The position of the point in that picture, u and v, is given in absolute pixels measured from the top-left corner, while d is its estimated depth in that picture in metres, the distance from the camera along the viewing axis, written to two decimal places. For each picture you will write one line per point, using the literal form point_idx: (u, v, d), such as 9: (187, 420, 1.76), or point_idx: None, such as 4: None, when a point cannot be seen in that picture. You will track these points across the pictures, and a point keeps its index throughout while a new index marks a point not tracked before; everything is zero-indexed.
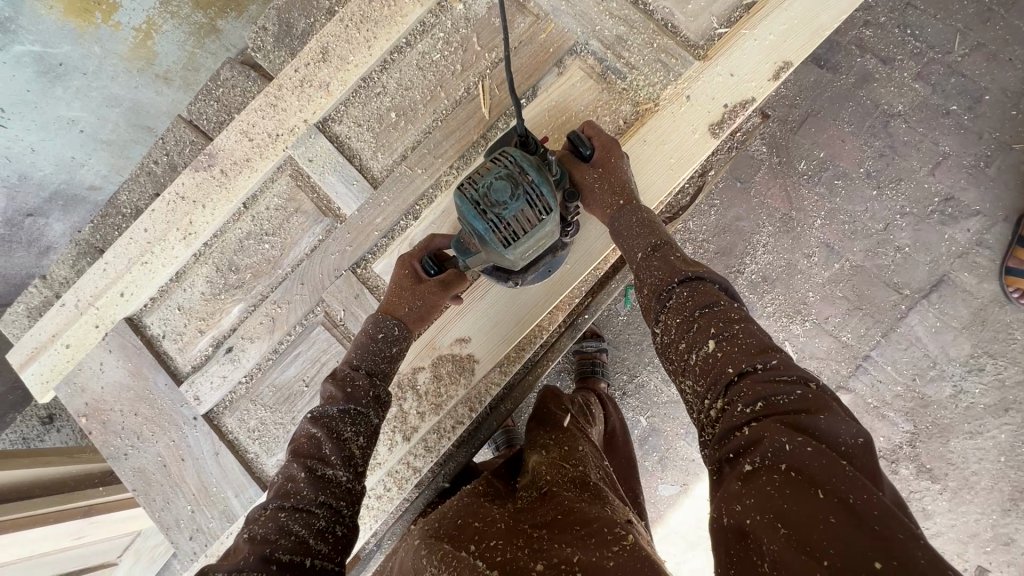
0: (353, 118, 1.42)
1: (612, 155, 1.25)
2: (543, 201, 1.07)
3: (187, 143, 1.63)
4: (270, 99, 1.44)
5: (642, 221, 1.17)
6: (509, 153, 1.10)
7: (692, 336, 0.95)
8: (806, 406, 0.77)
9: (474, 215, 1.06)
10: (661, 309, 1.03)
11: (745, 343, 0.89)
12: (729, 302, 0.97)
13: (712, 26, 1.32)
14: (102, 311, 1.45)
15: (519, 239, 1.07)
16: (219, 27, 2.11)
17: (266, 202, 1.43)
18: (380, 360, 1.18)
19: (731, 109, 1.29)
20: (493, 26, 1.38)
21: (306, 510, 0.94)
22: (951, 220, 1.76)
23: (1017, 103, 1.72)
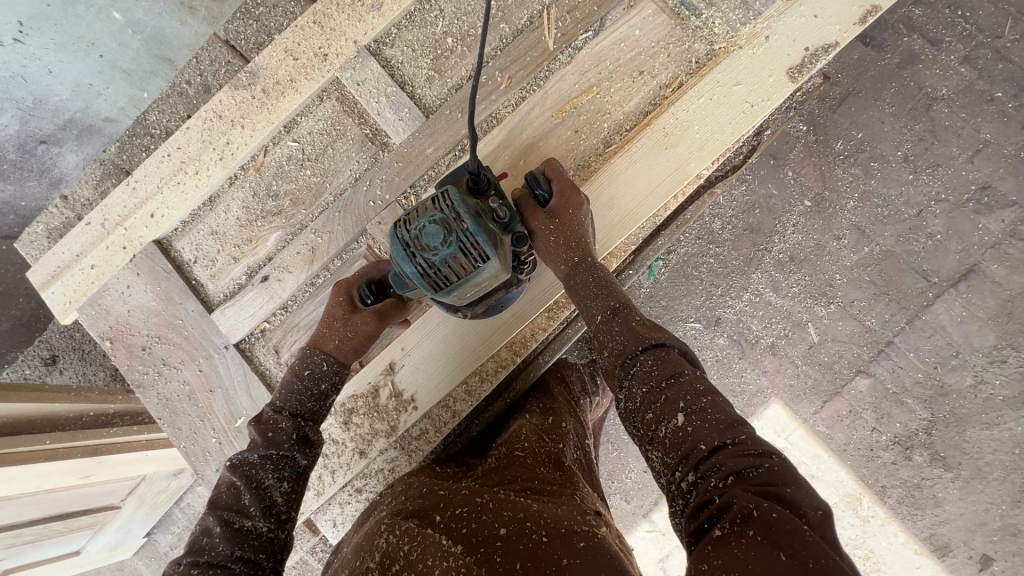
0: (406, 42, 1.34)
1: (568, 202, 1.18)
2: (478, 249, 0.97)
3: (223, 64, 1.54)
4: (317, 16, 1.34)
5: (599, 280, 1.11)
6: (449, 194, 1.00)
7: (658, 407, 0.88)
8: (780, 483, 0.73)
9: (405, 257, 0.98)
10: (623, 375, 0.96)
11: (714, 418, 0.83)
12: (692, 369, 0.92)
13: None
14: (130, 232, 1.37)
15: (451, 286, 1.00)
16: None
17: (309, 125, 1.36)
18: (306, 399, 1.09)
19: (813, 53, 1.22)
20: None
21: (223, 565, 0.80)
22: (987, 209, 1.69)
23: None
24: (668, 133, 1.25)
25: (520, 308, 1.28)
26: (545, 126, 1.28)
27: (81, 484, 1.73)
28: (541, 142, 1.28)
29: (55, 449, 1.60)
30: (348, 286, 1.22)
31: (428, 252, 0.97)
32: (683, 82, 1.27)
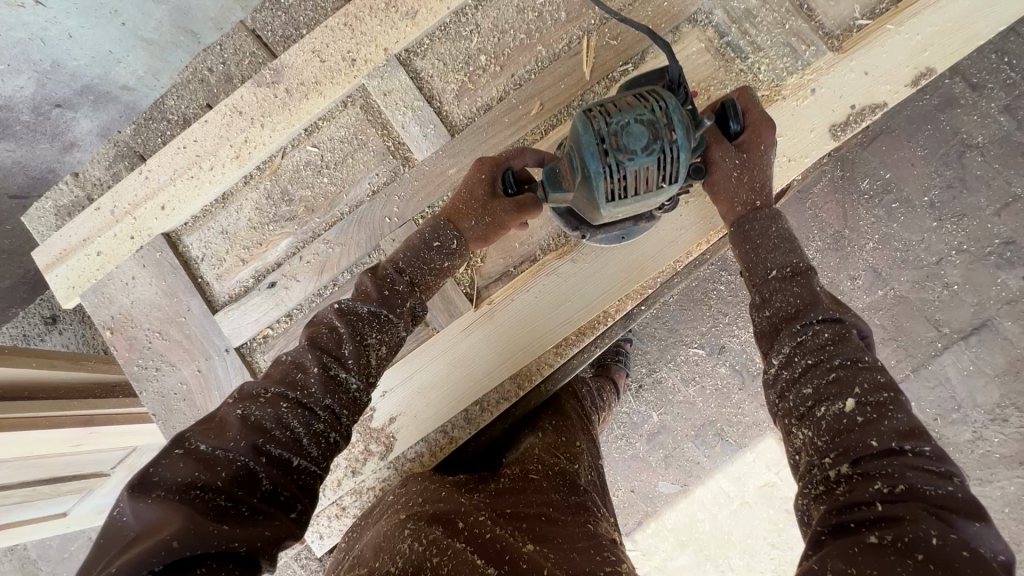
0: (438, 54, 1.29)
1: (761, 135, 1.08)
2: (673, 168, 0.94)
3: (247, 55, 1.50)
4: (349, 18, 1.30)
5: (777, 236, 1.02)
6: (660, 94, 0.95)
7: (828, 383, 0.82)
8: (960, 511, 0.66)
9: (595, 152, 0.92)
10: (789, 335, 0.89)
11: (894, 418, 0.76)
12: (870, 361, 0.84)
13: (853, 15, 1.19)
14: (139, 222, 1.35)
15: (623, 199, 0.95)
16: None
17: (330, 131, 1.32)
18: (427, 270, 1.10)
19: (859, 111, 1.17)
20: None
21: (310, 409, 0.84)
22: (1008, 264, 1.64)
23: None
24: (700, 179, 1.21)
25: (532, 342, 1.26)
26: None
27: (73, 450, 1.74)
28: None
29: (50, 418, 1.60)
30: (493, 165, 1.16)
31: (623, 152, 0.92)
32: None
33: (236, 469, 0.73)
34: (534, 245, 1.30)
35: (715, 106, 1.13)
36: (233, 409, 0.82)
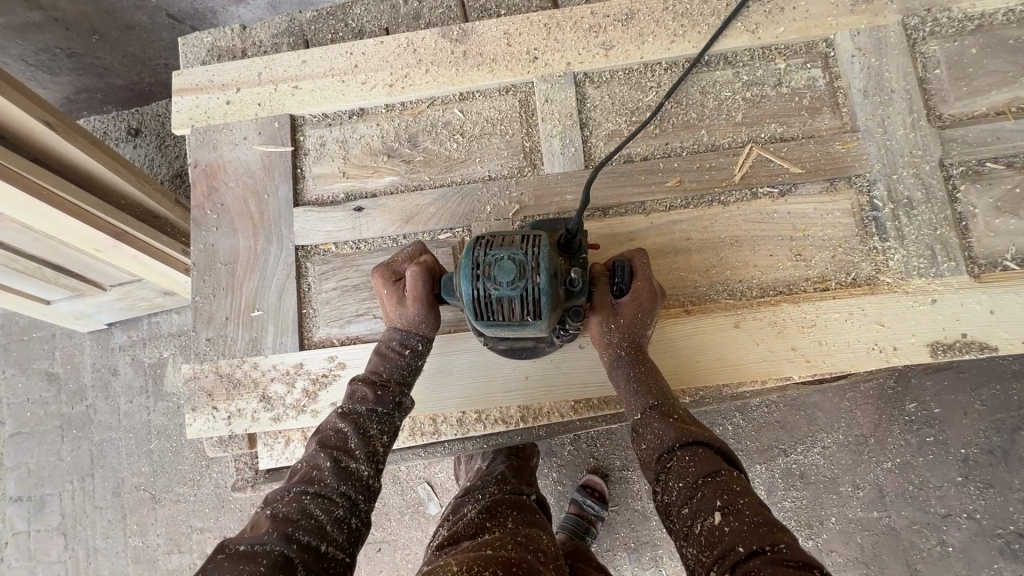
0: (610, 92, 1.33)
1: (641, 300, 1.14)
2: (535, 307, 1.01)
3: (443, 7, 1.54)
4: (550, 21, 1.35)
5: (643, 377, 1.14)
6: (539, 241, 1.03)
7: (695, 503, 0.93)
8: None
9: (469, 275, 1.02)
10: (660, 474, 1.01)
11: (752, 520, 0.87)
12: (729, 470, 0.97)
13: (1005, 253, 1.18)
14: (275, 95, 1.40)
15: (494, 320, 1.04)
16: None
17: (480, 107, 1.36)
18: (408, 372, 1.17)
19: (966, 343, 1.14)
20: (800, 106, 1.27)
21: (328, 498, 0.99)
22: (1013, 556, 1.59)
23: None
24: (791, 321, 1.18)
25: (556, 389, 1.25)
26: (683, 243, 1.24)
27: (92, 254, 1.79)
28: (669, 254, 1.24)
29: (96, 218, 1.63)
30: (389, 268, 1.22)
31: (492, 282, 1.02)
32: (831, 286, 1.20)
33: (275, 557, 0.86)
34: None
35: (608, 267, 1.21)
36: (265, 511, 0.97)
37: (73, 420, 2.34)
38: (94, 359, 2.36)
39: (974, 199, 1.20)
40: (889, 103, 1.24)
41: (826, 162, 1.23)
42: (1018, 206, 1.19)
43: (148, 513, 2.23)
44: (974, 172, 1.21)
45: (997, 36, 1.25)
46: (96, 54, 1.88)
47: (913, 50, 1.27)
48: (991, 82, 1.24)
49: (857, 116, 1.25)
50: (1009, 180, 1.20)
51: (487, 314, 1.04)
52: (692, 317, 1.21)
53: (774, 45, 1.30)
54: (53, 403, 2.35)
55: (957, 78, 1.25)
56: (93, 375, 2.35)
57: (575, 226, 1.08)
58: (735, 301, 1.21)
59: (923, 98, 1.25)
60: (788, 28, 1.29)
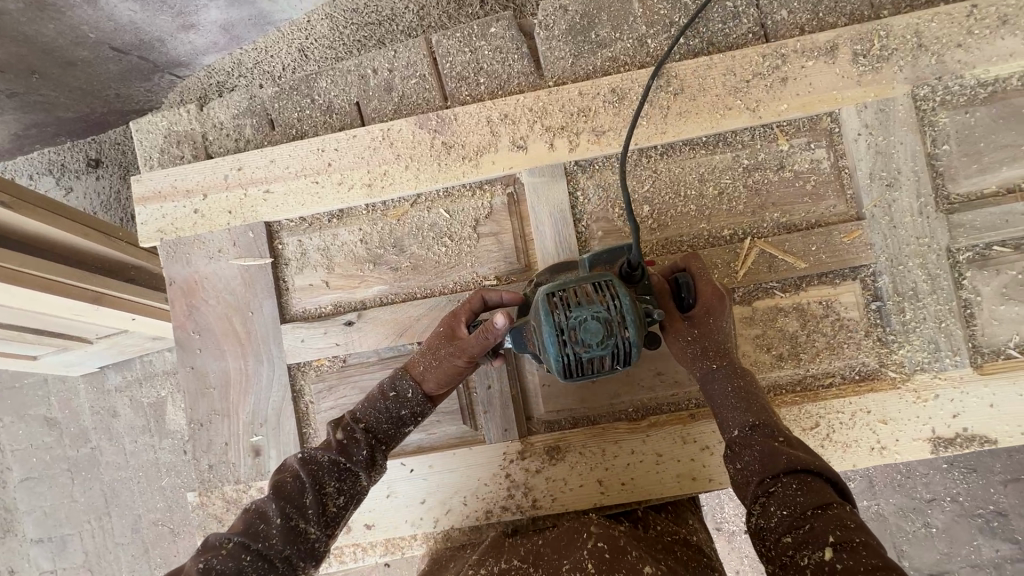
0: (603, 182, 1.26)
1: (715, 310, 1.12)
2: (625, 357, 0.99)
3: (416, 75, 1.43)
4: (538, 105, 1.26)
5: (740, 394, 1.08)
6: (615, 290, 0.98)
7: (801, 535, 0.87)
8: None
9: (553, 342, 0.96)
10: (760, 497, 0.95)
11: (868, 560, 0.78)
12: (842, 505, 0.89)
13: (1007, 341, 1.17)
14: (247, 201, 1.31)
15: (583, 376, 1.00)
16: None
17: (467, 203, 1.29)
18: (384, 420, 1.10)
19: (967, 436, 1.16)
20: (804, 188, 1.22)
21: (269, 559, 0.91)
22: (989, 533, 1.67)
23: None
24: (794, 422, 1.19)
25: (568, 495, 1.22)
26: None
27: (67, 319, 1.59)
28: (670, 358, 1.23)
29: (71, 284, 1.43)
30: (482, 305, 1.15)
31: (578, 344, 0.96)
32: (834, 383, 1.20)
33: None
34: (618, 404, 1.25)
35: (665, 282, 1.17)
36: (197, 560, 0.90)
37: (80, 462, 2.21)
38: (89, 403, 2.20)
39: (980, 284, 1.18)
40: (896, 186, 1.19)
41: (830, 256, 1.19)
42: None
43: (170, 547, 2.17)
44: (981, 257, 1.18)
45: (1012, 105, 1.18)
46: (40, 92, 1.66)
47: (923, 123, 1.20)
48: (1001, 157, 1.18)
49: (863, 202, 1.20)
50: (1016, 265, 1.17)
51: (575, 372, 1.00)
52: (699, 422, 1.21)
53: (776, 123, 1.22)
54: (56, 448, 2.22)
55: (967, 154, 1.18)
56: (90, 420, 2.20)
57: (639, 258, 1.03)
58: None
59: (932, 178, 1.19)
60: (791, 104, 1.20)
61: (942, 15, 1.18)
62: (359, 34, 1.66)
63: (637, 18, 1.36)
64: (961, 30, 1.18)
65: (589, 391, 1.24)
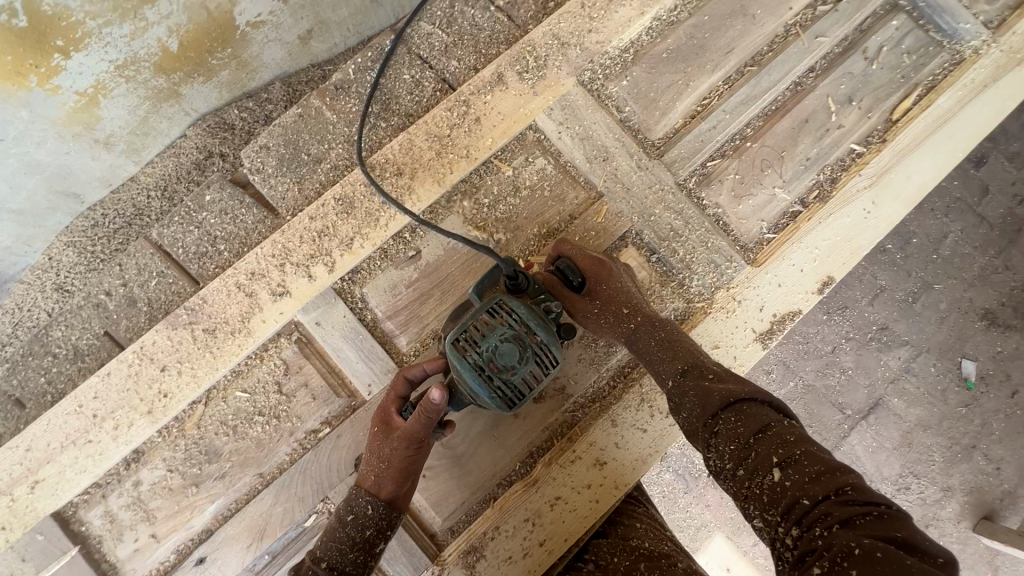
0: (377, 283, 1.26)
1: (602, 276, 1.20)
2: (549, 358, 1.06)
3: (154, 275, 1.35)
4: (278, 246, 1.23)
5: (662, 342, 1.10)
6: (508, 305, 1.05)
7: (751, 464, 0.84)
8: (896, 530, 0.69)
9: (481, 381, 1.02)
10: (708, 438, 0.91)
11: (812, 469, 0.79)
12: (779, 420, 0.87)
13: (761, 229, 1.33)
14: (17, 506, 1.13)
15: (526, 395, 1.07)
16: (182, 92, 1.56)
17: (261, 371, 1.22)
18: (348, 551, 0.99)
19: (779, 319, 1.28)
20: (544, 196, 1.32)
21: None
22: (886, 347, 1.78)
23: (937, 248, 1.77)
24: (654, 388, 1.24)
25: None
26: None
27: None
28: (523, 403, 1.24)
29: None
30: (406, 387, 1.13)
31: (503, 371, 1.03)
32: None
33: None
34: (500, 470, 1.23)
35: (554, 274, 1.25)
36: None
37: None
38: None
39: (715, 196, 1.34)
40: (610, 158, 1.32)
41: (594, 238, 1.30)
42: (748, 185, 1.34)
43: None
44: (703, 175, 1.35)
45: (653, 55, 1.37)
46: None
47: (601, 100, 1.35)
48: (671, 95, 1.36)
49: (594, 182, 1.32)
50: (731, 168, 1.35)
51: (516, 397, 1.06)
52: (577, 441, 1.22)
53: (493, 156, 1.32)
54: None
55: (646, 106, 1.35)
56: None
57: (511, 266, 1.09)
58: (602, 403, 1.25)
59: (633, 138, 1.34)
60: (493, 135, 1.30)
61: (565, 14, 1.35)
62: (115, 239, 1.61)
63: (334, 123, 1.41)
64: (583, 17, 1.34)
65: (470, 475, 1.22)
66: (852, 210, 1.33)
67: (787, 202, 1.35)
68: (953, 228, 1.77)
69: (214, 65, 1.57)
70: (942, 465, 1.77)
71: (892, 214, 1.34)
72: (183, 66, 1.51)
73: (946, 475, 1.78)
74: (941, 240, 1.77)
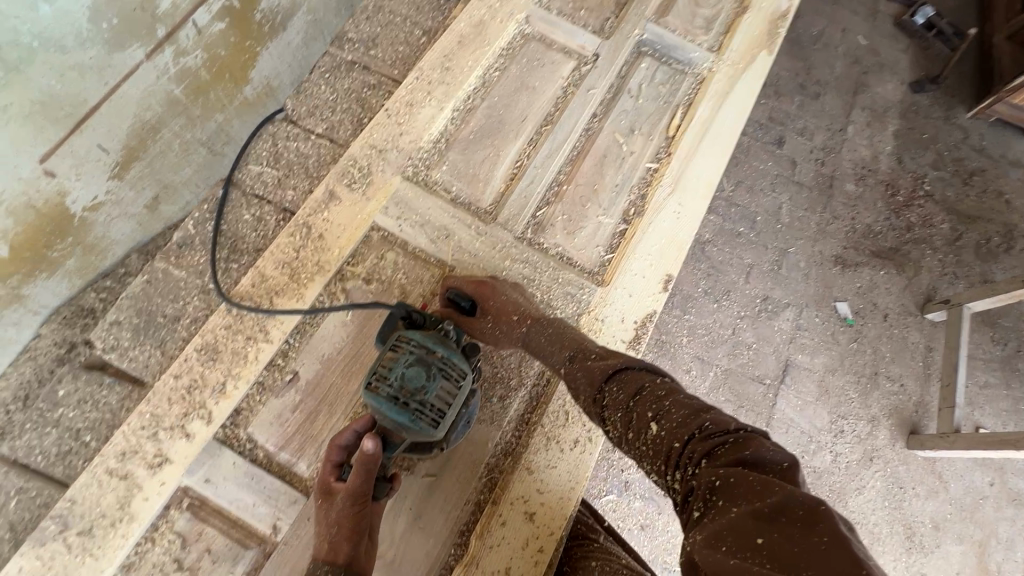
0: (259, 419, 1.24)
1: (487, 293, 1.28)
2: (457, 370, 1.12)
3: (15, 494, 1.26)
4: (147, 416, 1.19)
5: (551, 337, 1.20)
6: (405, 337, 1.12)
7: (635, 423, 0.92)
8: (746, 448, 0.77)
9: (399, 411, 1.04)
10: (601, 411, 1.00)
11: (679, 414, 0.87)
12: (652, 379, 0.97)
13: (600, 253, 1.51)
14: None
15: (448, 412, 1.09)
16: (25, 293, 1.54)
17: (155, 555, 1.14)
18: None
19: (641, 324, 1.43)
20: (402, 283, 1.40)
21: None
22: (774, 314, 2.09)
23: (778, 219, 2.20)
24: (555, 424, 1.31)
25: None
26: (438, 464, 1.26)
27: None
28: (438, 486, 1.25)
29: None
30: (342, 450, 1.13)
31: (418, 394, 1.06)
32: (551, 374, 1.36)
33: None
34: (438, 562, 1.21)
35: (446, 306, 1.30)
36: None
37: None
38: None
39: (552, 238, 1.50)
40: (451, 233, 1.45)
41: None
42: (576, 221, 1.53)
43: None
44: (537, 224, 1.51)
45: (463, 138, 1.56)
46: None
47: (429, 186, 1.49)
48: (488, 167, 1.54)
49: (444, 258, 1.43)
50: (558, 212, 1.53)
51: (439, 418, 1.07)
52: (499, 503, 1.23)
53: (344, 263, 1.39)
54: None
55: (470, 181, 1.52)
56: None
57: (402, 310, 1.21)
58: (513, 455, 1.29)
59: (467, 210, 1.49)
60: (339, 244, 1.39)
61: (377, 126, 1.51)
62: None
63: (184, 278, 1.42)
64: (391, 125, 1.51)
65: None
66: (665, 215, 1.55)
67: (614, 224, 1.54)
68: (783, 202, 2.22)
69: (56, 257, 1.58)
70: (859, 398, 2.04)
71: (697, 209, 1.58)
72: (20, 266, 1.49)
73: (867, 407, 2.04)
74: (778, 212, 2.20)
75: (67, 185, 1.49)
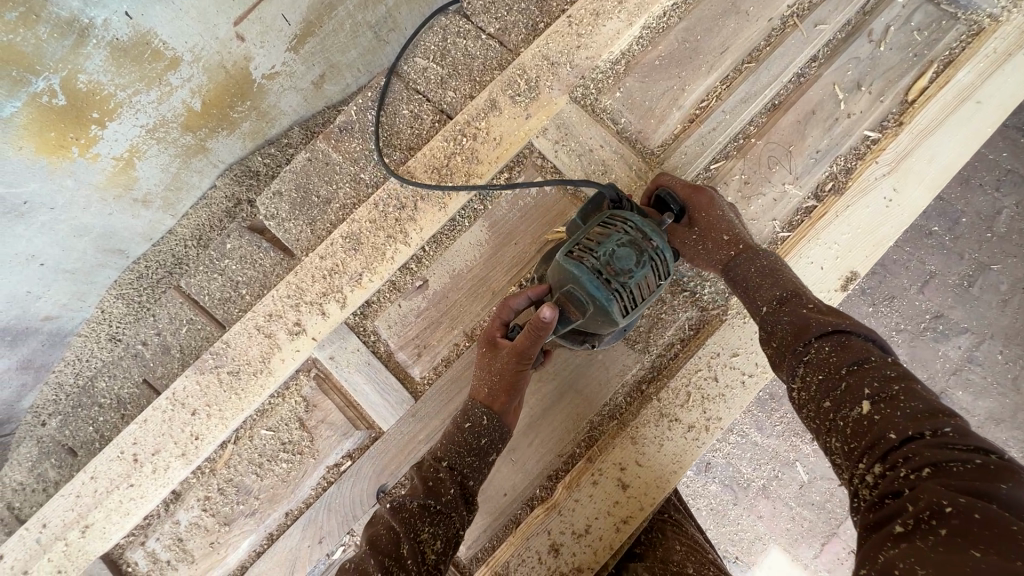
0: (388, 316, 1.29)
1: (702, 202, 1.16)
2: (663, 268, 1.07)
3: (184, 323, 1.46)
4: (292, 287, 1.27)
5: (765, 267, 1.06)
6: (622, 217, 1.07)
7: (841, 393, 0.81)
8: (998, 479, 0.62)
9: (600, 285, 1.00)
10: (797, 363, 0.89)
11: (911, 405, 0.74)
12: (883, 358, 0.82)
13: (773, 229, 1.30)
14: (71, 551, 1.23)
15: (640, 305, 1.05)
16: (209, 146, 1.67)
17: (283, 410, 1.28)
18: (466, 453, 0.99)
19: None
20: (546, 216, 1.31)
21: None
22: (944, 337, 1.59)
23: (990, 226, 1.58)
24: (672, 403, 1.20)
25: None
26: (543, 405, 1.24)
27: None
28: (537, 428, 1.23)
29: None
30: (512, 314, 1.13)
31: (621, 275, 1.01)
32: (681, 349, 1.25)
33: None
34: (521, 497, 1.23)
35: (650, 204, 1.21)
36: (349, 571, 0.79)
37: None
38: None
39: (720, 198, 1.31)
40: (609, 170, 1.31)
41: None
42: (755, 184, 1.30)
43: None
44: (708, 179, 1.32)
45: (646, 63, 1.35)
46: None
47: (596, 114, 1.35)
48: (668, 102, 1.34)
49: None
50: (736, 170, 1.31)
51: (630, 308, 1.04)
52: (595, 462, 1.19)
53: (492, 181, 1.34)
54: None
55: (642, 114, 1.34)
56: None
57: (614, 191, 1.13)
58: (620, 420, 1.23)
59: (632, 148, 1.33)
60: (492, 158, 1.32)
61: (554, 34, 1.33)
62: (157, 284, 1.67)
63: (340, 163, 1.46)
64: (570, 33, 1.33)
65: (491, 503, 1.23)
66: (871, 200, 1.27)
67: (801, 197, 1.30)
68: (1008, 204, 1.57)
69: (237, 118, 1.69)
70: None
71: (917, 201, 1.27)
72: (207, 121, 1.64)
73: None
74: (992, 217, 1.58)
75: (252, 50, 1.60)
